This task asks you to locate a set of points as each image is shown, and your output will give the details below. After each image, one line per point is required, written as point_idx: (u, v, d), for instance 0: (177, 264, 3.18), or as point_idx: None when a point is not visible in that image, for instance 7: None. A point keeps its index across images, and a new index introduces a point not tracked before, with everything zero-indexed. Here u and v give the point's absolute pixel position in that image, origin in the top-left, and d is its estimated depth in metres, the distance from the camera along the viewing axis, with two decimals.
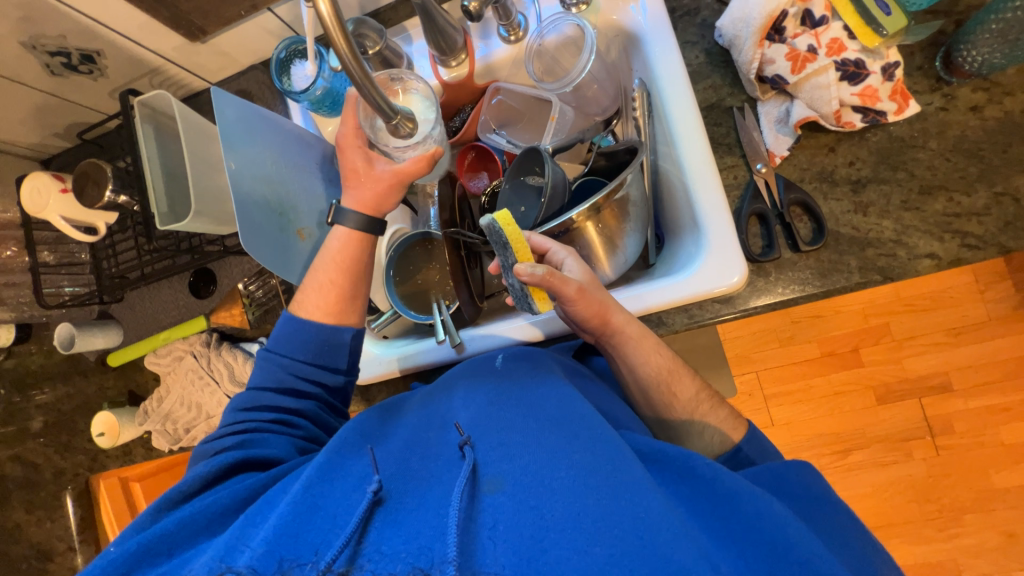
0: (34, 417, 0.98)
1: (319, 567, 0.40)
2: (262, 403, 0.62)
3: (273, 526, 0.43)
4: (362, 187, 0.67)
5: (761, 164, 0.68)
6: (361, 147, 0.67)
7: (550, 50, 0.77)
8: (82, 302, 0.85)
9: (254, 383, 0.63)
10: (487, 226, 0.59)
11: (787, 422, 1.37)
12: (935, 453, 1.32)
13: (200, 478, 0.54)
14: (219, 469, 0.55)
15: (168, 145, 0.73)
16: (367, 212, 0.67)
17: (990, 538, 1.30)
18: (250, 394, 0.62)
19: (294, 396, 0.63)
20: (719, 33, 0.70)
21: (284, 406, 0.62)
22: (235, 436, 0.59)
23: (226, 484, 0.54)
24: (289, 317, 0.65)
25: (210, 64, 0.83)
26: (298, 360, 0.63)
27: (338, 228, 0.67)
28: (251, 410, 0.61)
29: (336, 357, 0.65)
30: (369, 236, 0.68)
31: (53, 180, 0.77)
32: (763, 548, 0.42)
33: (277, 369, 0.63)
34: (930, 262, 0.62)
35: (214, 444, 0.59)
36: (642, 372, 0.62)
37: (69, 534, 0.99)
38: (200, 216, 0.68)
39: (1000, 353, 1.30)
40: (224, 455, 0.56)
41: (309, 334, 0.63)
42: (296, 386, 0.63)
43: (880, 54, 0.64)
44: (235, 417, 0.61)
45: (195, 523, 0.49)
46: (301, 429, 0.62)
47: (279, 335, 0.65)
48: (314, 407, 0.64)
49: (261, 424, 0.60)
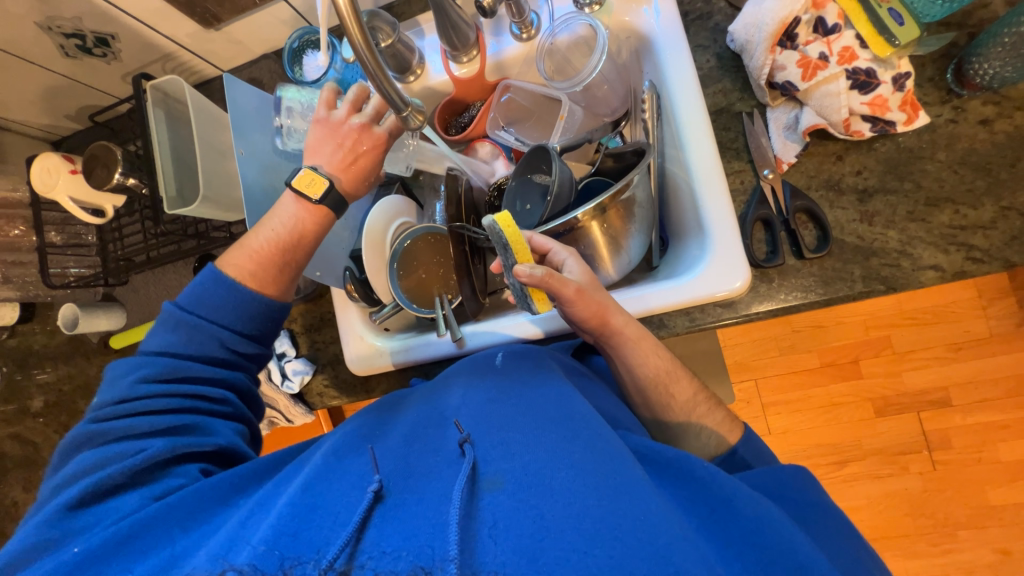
0: (35, 396, 0.98)
1: (321, 566, 0.40)
2: (185, 375, 0.59)
3: (272, 526, 0.43)
4: (364, 182, 0.69)
5: (768, 169, 0.68)
6: (383, 153, 0.69)
7: (561, 49, 0.77)
8: (87, 283, 0.85)
9: (169, 355, 0.59)
10: (488, 227, 0.58)
11: (783, 430, 1.38)
12: (932, 467, 1.31)
13: (129, 471, 0.52)
14: (159, 458, 0.53)
15: (179, 130, 0.73)
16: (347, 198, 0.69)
17: (984, 555, 1.29)
18: (165, 366, 0.58)
19: (221, 368, 0.62)
20: (731, 37, 0.71)
21: (208, 379, 0.60)
22: (152, 418, 0.56)
23: (175, 475, 0.53)
24: (213, 274, 0.63)
25: (223, 52, 0.84)
26: (231, 331, 0.62)
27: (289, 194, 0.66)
28: (170, 386, 0.58)
29: (272, 329, 0.66)
30: (330, 213, 0.67)
31: (63, 161, 0.77)
32: (757, 550, 0.42)
33: (208, 340, 0.60)
34: (934, 273, 0.62)
35: (122, 425, 0.55)
36: (640, 373, 0.62)
37: None
38: (208, 201, 0.69)
39: (1001, 370, 1.29)
40: (152, 442, 0.54)
41: (248, 306, 0.62)
42: (223, 357, 0.62)
43: (892, 64, 0.64)
44: (144, 393, 0.56)
45: (172, 518, 0.48)
46: (229, 406, 0.62)
47: (203, 301, 0.61)
48: (243, 379, 0.64)
49: (185, 403, 0.58)
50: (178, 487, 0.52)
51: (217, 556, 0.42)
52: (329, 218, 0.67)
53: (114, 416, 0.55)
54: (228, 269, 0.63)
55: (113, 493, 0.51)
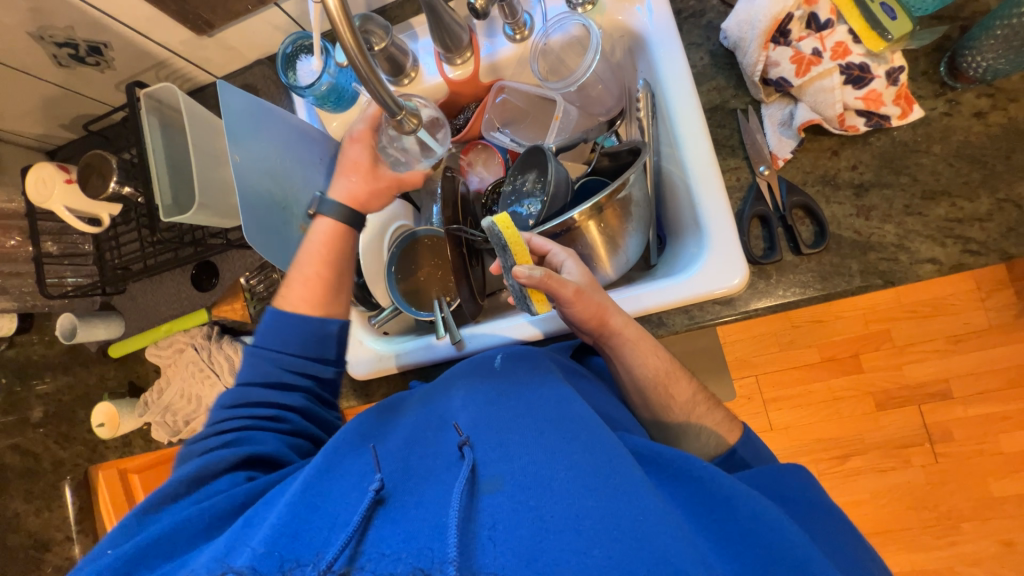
0: (34, 406, 0.98)
1: (319, 568, 0.40)
2: (251, 398, 0.60)
3: (272, 527, 0.43)
4: (360, 186, 0.70)
5: (764, 166, 0.68)
6: (371, 146, 0.71)
7: (555, 49, 0.77)
8: (84, 292, 0.84)
9: (239, 379, 0.62)
10: (487, 229, 0.59)
11: (785, 426, 1.38)
12: (933, 460, 1.31)
13: (185, 481, 0.54)
14: (210, 470, 0.55)
15: (174, 137, 0.73)
16: (353, 205, 0.70)
17: (987, 547, 1.29)
18: (235, 391, 0.61)
19: (281, 390, 0.62)
20: (724, 35, 0.70)
21: (268, 400, 0.61)
22: (220, 436, 0.58)
23: (219, 486, 0.54)
24: (273, 311, 0.64)
25: (216, 58, 0.84)
26: (286, 353, 0.63)
27: (321, 218, 0.68)
28: (237, 407, 0.60)
29: (325, 347, 0.65)
30: (349, 228, 0.69)
31: (58, 170, 0.76)
32: (757, 548, 0.42)
33: (266, 364, 0.62)
34: (932, 267, 0.62)
35: (199, 444, 0.58)
36: (640, 374, 0.62)
37: (67, 524, 1.00)
38: (203, 208, 0.68)
39: (1001, 361, 1.30)
40: (210, 456, 0.56)
41: (296, 326, 0.63)
42: (282, 379, 0.62)
43: (884, 58, 0.64)
44: (219, 415, 0.60)
45: (193, 527, 0.49)
46: (289, 424, 0.61)
47: (265, 328, 0.64)
48: (304, 399, 0.63)
49: (247, 422, 0.59)
50: (221, 493, 0.53)
51: (218, 559, 0.42)
52: (352, 234, 0.70)
53: (197, 437, 0.59)
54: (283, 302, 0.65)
55: (175, 502, 0.53)
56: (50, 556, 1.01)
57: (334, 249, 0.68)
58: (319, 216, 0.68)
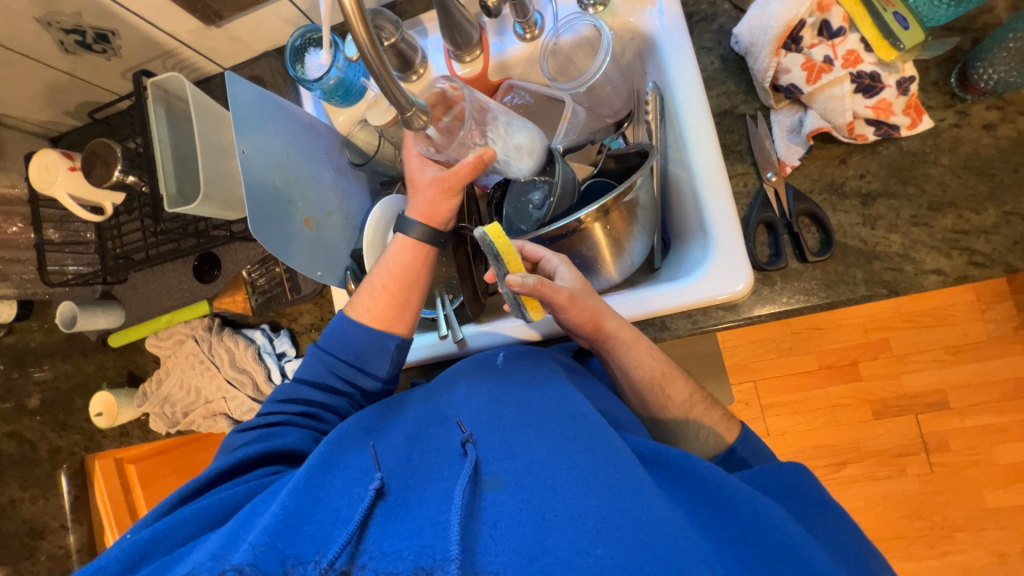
0: (32, 394, 0.98)
1: (321, 566, 0.40)
2: (298, 396, 0.63)
3: (273, 518, 0.43)
4: (419, 197, 0.69)
5: (772, 172, 0.69)
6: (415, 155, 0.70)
7: (565, 49, 0.77)
8: (85, 281, 0.84)
9: (295, 375, 0.65)
10: (477, 239, 0.58)
11: (782, 432, 1.38)
12: (929, 470, 1.32)
13: (215, 471, 0.56)
14: (236, 463, 0.56)
15: (180, 128, 0.73)
16: (433, 224, 0.69)
17: (980, 557, 1.30)
18: (289, 387, 0.64)
19: (330, 393, 0.64)
20: (736, 39, 0.70)
21: (317, 401, 0.63)
22: (263, 428, 0.60)
23: (241, 480, 0.55)
24: (340, 316, 0.66)
25: (224, 49, 0.83)
26: (339, 358, 0.64)
27: (398, 236, 0.68)
28: (286, 402, 0.63)
29: (378, 362, 0.65)
30: (429, 247, 0.69)
31: (62, 158, 0.77)
32: (760, 549, 0.42)
33: (320, 366, 0.64)
34: (937, 278, 0.62)
35: (243, 436, 0.60)
36: (636, 375, 0.62)
37: (62, 512, 1.00)
38: (208, 200, 0.68)
39: (999, 373, 1.30)
40: (243, 450, 0.57)
41: (356, 337, 0.64)
42: (330, 383, 0.64)
43: (896, 68, 0.64)
44: (270, 407, 0.63)
45: (205, 518, 0.49)
46: (327, 424, 0.63)
47: (330, 332, 0.66)
48: (346, 405, 0.65)
49: (289, 417, 0.62)
50: (241, 485, 0.54)
51: (220, 553, 0.42)
52: (430, 253, 0.69)
53: (246, 423, 0.62)
54: (360, 312, 0.66)
55: (201, 491, 0.55)
56: (45, 544, 1.02)
57: (407, 265, 0.67)
58: (399, 234, 0.68)
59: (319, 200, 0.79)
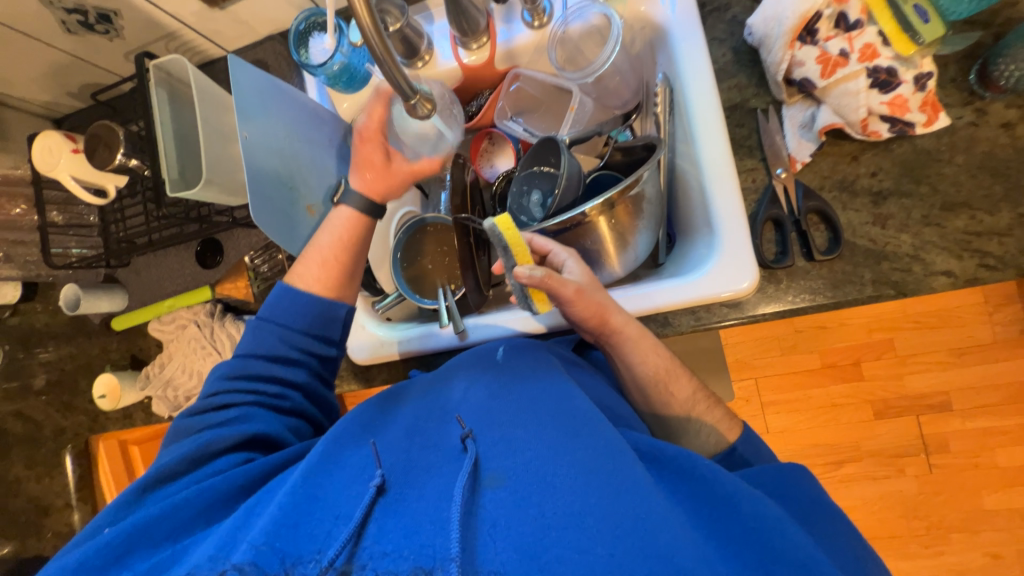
0: (36, 374, 0.99)
1: (321, 565, 0.41)
2: (251, 372, 0.62)
3: (270, 518, 0.43)
4: (376, 179, 0.70)
5: (781, 168, 0.67)
6: (382, 143, 0.71)
7: (574, 38, 0.75)
8: (88, 264, 0.84)
9: (241, 349, 0.63)
10: (487, 229, 0.57)
11: (781, 430, 1.38)
12: (928, 471, 1.32)
13: (184, 459, 0.56)
14: (200, 449, 0.57)
15: (183, 110, 0.72)
16: (374, 199, 0.70)
17: (975, 558, 1.30)
18: (237, 362, 0.62)
19: (284, 364, 0.63)
20: (749, 30, 0.68)
21: (272, 374, 0.62)
22: (220, 412, 0.60)
23: (218, 466, 0.56)
24: (284, 287, 0.65)
25: (227, 32, 0.82)
26: (293, 329, 0.64)
27: (341, 207, 0.70)
28: (239, 377, 0.62)
29: (330, 328, 0.66)
30: (368, 219, 0.70)
31: (65, 140, 0.77)
32: (761, 556, 0.42)
33: (270, 337, 0.63)
34: (946, 279, 0.61)
35: (199, 419, 0.60)
36: (640, 371, 0.61)
37: (67, 491, 1.01)
38: (211, 184, 0.68)
39: (1004, 376, 1.29)
40: (206, 434, 0.58)
41: (307, 306, 0.64)
42: (286, 354, 0.63)
43: (914, 63, 0.62)
44: (220, 384, 0.61)
45: (191, 509, 0.50)
46: (289, 401, 0.63)
47: (272, 304, 0.65)
48: (306, 375, 0.65)
49: (246, 397, 0.61)
50: (218, 475, 0.54)
51: (218, 554, 0.43)
52: (371, 225, 0.71)
53: (197, 408, 0.61)
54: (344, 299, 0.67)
55: (171, 482, 0.55)
56: (50, 522, 1.03)
57: (353, 236, 0.69)
58: (342, 206, 0.70)
59: (322, 186, 0.79)
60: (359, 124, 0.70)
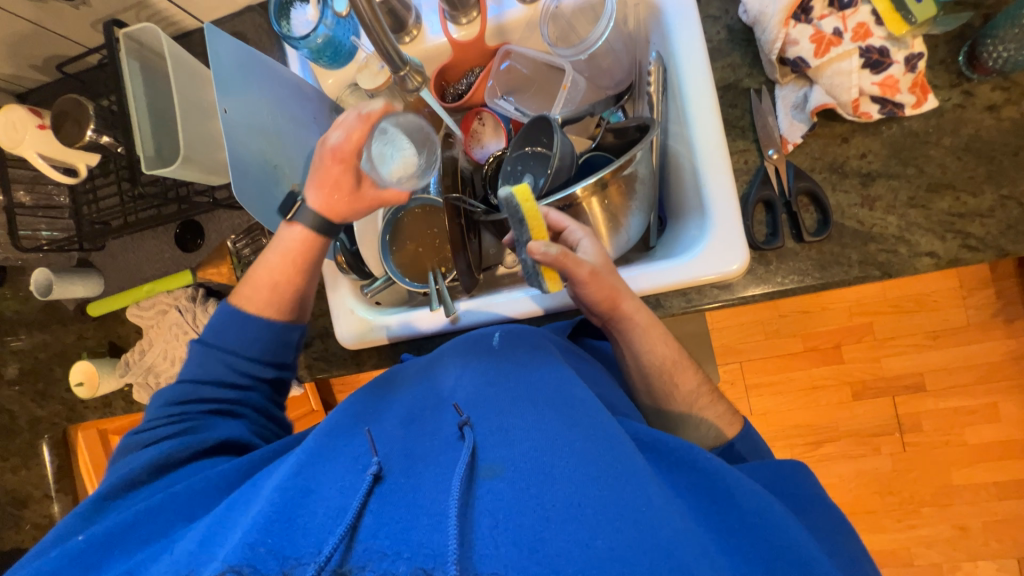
0: (9, 362, 0.95)
1: (316, 565, 0.38)
2: (197, 396, 0.60)
3: (261, 515, 0.41)
4: (339, 201, 0.65)
5: (773, 149, 0.67)
6: (354, 167, 0.64)
7: (566, 14, 0.74)
8: (59, 248, 0.80)
9: (184, 375, 0.62)
10: (504, 199, 0.56)
11: (764, 411, 1.41)
12: (902, 449, 1.37)
13: (144, 468, 0.55)
14: (161, 459, 0.56)
15: (157, 84, 0.69)
16: (332, 219, 0.66)
17: (943, 531, 1.36)
18: (182, 387, 0.61)
19: (233, 388, 0.62)
20: (744, 8, 0.68)
21: (221, 398, 0.61)
22: (174, 427, 0.58)
23: (187, 471, 0.55)
24: (229, 308, 0.64)
25: (203, 2, 0.78)
26: (239, 354, 0.62)
27: (295, 225, 0.66)
28: (185, 403, 0.60)
29: (284, 347, 0.65)
30: (324, 238, 0.67)
31: (30, 115, 0.72)
32: (757, 547, 0.43)
33: (216, 364, 0.61)
34: (930, 261, 0.62)
35: (153, 433, 0.58)
36: (648, 360, 0.62)
37: (45, 482, 0.99)
38: (189, 162, 0.65)
39: (975, 357, 1.34)
40: (160, 445, 0.57)
41: (256, 329, 0.63)
42: (232, 379, 0.62)
43: (905, 43, 0.63)
44: (165, 409, 0.60)
45: (171, 509, 0.50)
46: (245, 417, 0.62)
47: (215, 326, 0.63)
48: (256, 397, 0.64)
49: (198, 415, 0.60)
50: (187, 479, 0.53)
51: (206, 549, 0.41)
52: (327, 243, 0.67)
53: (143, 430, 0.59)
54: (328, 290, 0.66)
55: (134, 490, 0.54)
56: (29, 513, 1.00)
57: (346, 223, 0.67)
58: (295, 223, 0.66)
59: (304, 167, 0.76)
60: (329, 139, 0.63)
